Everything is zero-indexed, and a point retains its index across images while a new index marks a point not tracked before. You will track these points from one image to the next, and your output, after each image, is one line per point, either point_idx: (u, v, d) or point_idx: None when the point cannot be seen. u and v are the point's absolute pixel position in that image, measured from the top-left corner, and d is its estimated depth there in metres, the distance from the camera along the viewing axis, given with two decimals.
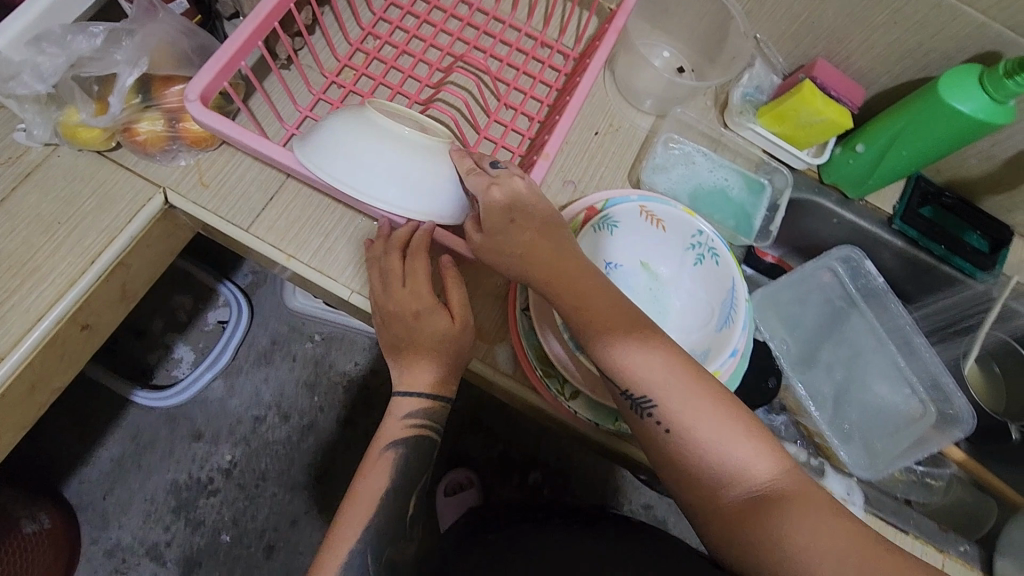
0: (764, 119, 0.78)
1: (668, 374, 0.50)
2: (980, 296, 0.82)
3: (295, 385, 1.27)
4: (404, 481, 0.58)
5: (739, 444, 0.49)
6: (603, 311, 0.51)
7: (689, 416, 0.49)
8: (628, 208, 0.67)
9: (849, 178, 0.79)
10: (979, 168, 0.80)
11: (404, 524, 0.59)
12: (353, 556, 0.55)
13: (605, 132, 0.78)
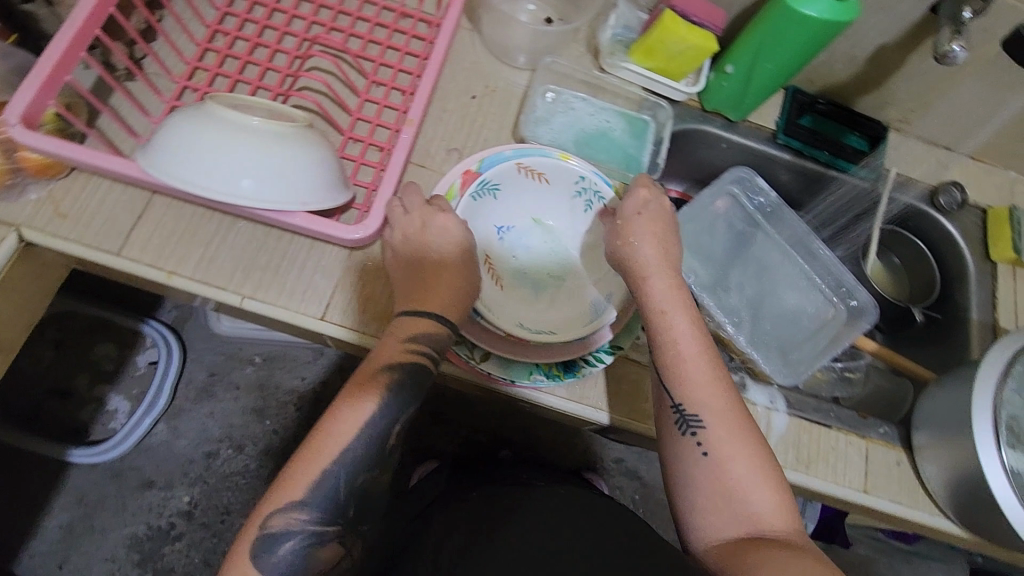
0: (636, 57, 0.79)
1: (724, 408, 0.57)
2: (862, 188, 0.86)
3: (243, 414, 1.22)
4: (388, 411, 0.54)
5: (761, 488, 0.54)
6: (681, 330, 0.58)
7: (730, 448, 0.55)
8: (505, 166, 0.68)
9: (728, 100, 0.81)
10: (844, 72, 0.83)
11: (385, 456, 0.54)
12: (323, 481, 0.51)
13: (482, 94, 0.78)
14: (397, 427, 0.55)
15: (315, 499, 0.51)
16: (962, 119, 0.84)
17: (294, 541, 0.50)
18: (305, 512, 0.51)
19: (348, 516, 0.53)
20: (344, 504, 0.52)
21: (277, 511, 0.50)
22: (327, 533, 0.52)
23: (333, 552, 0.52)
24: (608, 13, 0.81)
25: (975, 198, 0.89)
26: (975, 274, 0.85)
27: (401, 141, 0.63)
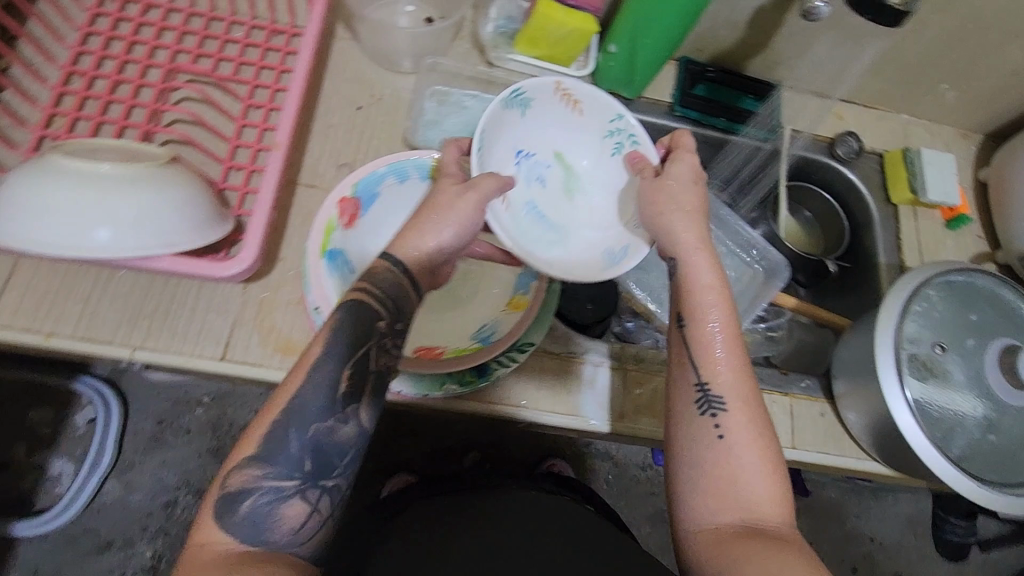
0: (522, 47, 0.78)
1: (746, 398, 0.52)
2: (755, 145, 0.87)
3: (197, 456, 1.15)
4: (338, 355, 0.47)
5: (768, 482, 0.49)
6: (717, 310, 0.53)
7: (747, 436, 0.50)
8: (542, 85, 0.63)
9: (617, 80, 0.81)
10: (729, 38, 0.83)
11: (338, 403, 0.46)
12: (275, 432, 0.45)
13: (368, 104, 0.76)
14: (346, 369, 0.47)
15: (268, 453, 0.45)
16: (847, 70, 0.86)
17: (255, 499, 0.44)
18: (260, 467, 0.45)
19: (308, 469, 0.46)
20: (302, 455, 0.45)
21: (235, 468, 0.45)
22: (288, 489, 0.45)
23: (300, 512, 0.45)
24: (489, 6, 0.80)
25: (871, 145, 0.91)
26: (879, 218, 0.88)
27: (269, 166, 0.59)
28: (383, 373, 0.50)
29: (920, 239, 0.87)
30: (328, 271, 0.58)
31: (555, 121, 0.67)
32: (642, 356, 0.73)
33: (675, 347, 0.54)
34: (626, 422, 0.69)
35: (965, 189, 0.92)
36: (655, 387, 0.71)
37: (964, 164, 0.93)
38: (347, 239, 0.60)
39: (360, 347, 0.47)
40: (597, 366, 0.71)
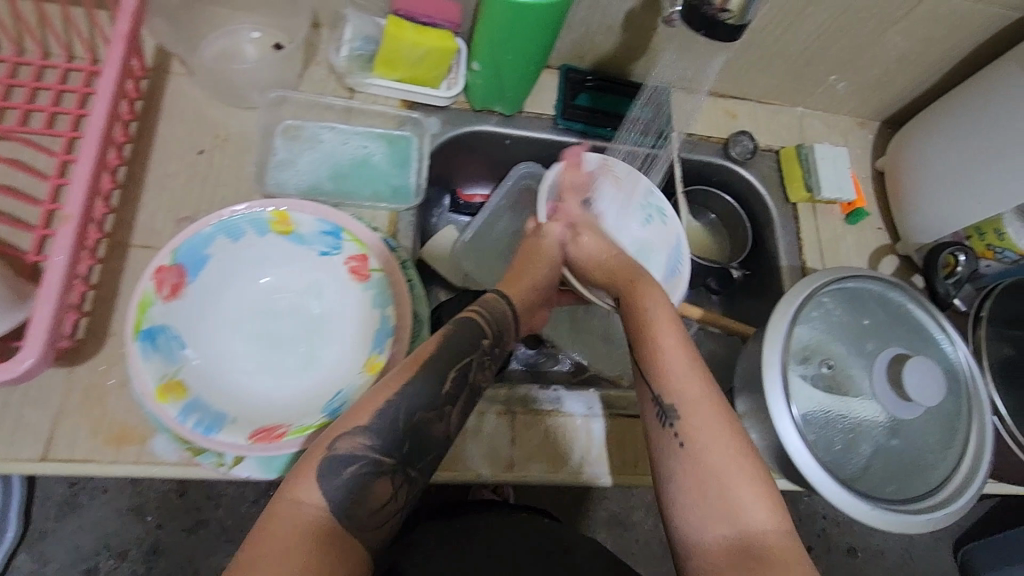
0: (380, 71, 0.71)
1: (702, 398, 0.51)
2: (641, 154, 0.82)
3: (120, 517, 0.98)
4: (440, 368, 0.52)
5: (750, 490, 0.47)
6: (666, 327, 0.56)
7: (710, 442, 0.49)
8: (597, 162, 0.76)
9: (490, 97, 0.75)
10: (607, 43, 0.78)
11: (442, 400, 0.51)
12: (387, 408, 0.49)
13: (212, 146, 0.68)
14: (454, 374, 0.53)
15: (377, 425, 0.48)
16: (734, 69, 0.82)
17: (355, 467, 0.46)
18: (368, 437, 0.48)
19: (403, 450, 0.49)
20: (400, 438, 0.49)
21: (343, 434, 0.47)
22: (384, 465, 0.48)
23: (386, 491, 0.47)
24: (343, 26, 0.72)
25: (767, 142, 0.88)
26: (779, 218, 0.85)
27: (58, 241, 0.52)
28: (478, 390, 0.55)
29: (821, 237, 0.84)
30: (142, 355, 0.50)
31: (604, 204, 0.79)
32: (532, 398, 0.68)
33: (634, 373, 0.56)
34: (517, 472, 0.65)
35: (864, 180, 0.90)
36: (547, 428, 0.67)
37: (862, 154, 0.91)
38: (168, 313, 0.53)
39: (469, 354, 0.54)
40: (483, 414, 0.66)
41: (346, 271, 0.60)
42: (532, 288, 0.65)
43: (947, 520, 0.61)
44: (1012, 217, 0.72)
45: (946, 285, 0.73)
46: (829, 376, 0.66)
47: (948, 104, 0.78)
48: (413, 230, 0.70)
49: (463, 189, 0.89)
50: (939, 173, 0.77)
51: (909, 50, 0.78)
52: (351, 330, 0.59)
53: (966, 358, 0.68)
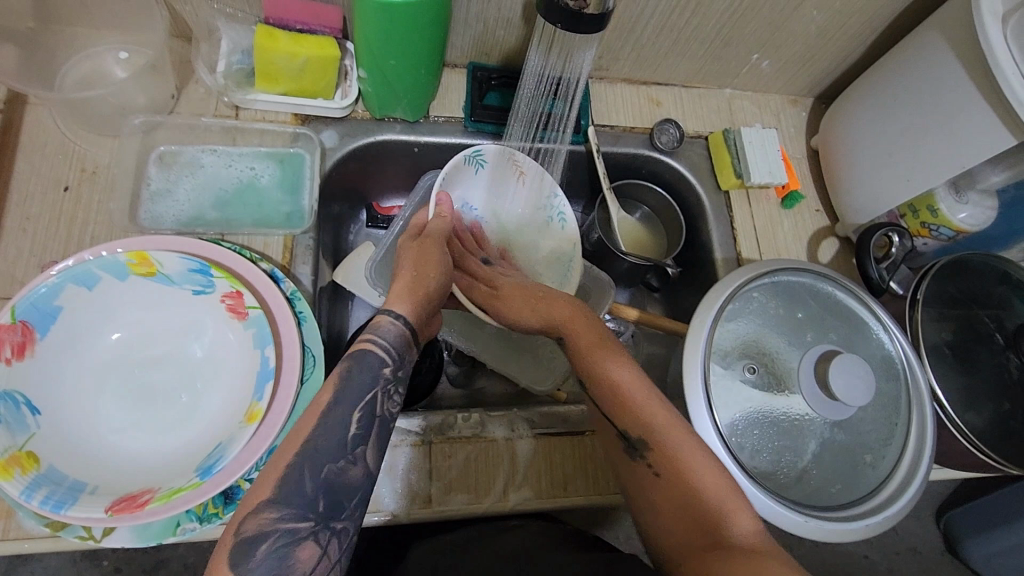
0: (262, 85, 0.66)
1: (654, 404, 0.53)
2: (543, 150, 0.76)
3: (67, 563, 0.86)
4: (342, 407, 0.46)
5: (722, 498, 0.48)
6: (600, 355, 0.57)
7: (677, 457, 0.50)
8: (495, 151, 0.72)
9: (388, 104, 0.70)
10: (510, 37, 0.73)
11: (350, 444, 0.45)
12: (291, 472, 0.42)
13: (79, 182, 0.63)
14: (358, 412, 0.46)
15: (282, 491, 0.42)
16: (649, 53, 0.78)
17: (269, 544, 0.40)
18: (276, 509, 0.41)
19: (321, 509, 0.42)
20: (315, 495, 0.42)
21: (248, 513, 0.41)
22: (302, 531, 0.41)
23: (312, 557, 0.41)
24: (218, 40, 0.67)
25: (695, 128, 0.84)
26: (711, 208, 0.80)
27: None
28: (391, 418, 0.48)
29: (756, 224, 0.80)
30: None
31: (502, 187, 0.75)
32: (449, 425, 0.64)
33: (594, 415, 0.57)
34: (437, 507, 0.61)
35: (799, 160, 0.86)
36: (468, 455, 0.63)
37: (796, 132, 0.87)
38: (14, 379, 0.48)
39: (372, 388, 0.47)
40: (396, 448, 0.62)
41: (224, 310, 0.55)
42: (426, 295, 0.56)
43: (891, 521, 0.57)
44: (945, 192, 0.68)
45: (879, 270, 0.70)
46: (755, 377, 0.62)
47: (873, 77, 0.74)
48: (312, 255, 0.65)
49: (380, 203, 0.83)
50: (869, 149, 0.73)
51: (828, 21, 0.74)
52: (233, 375, 0.54)
53: (902, 348, 0.64)
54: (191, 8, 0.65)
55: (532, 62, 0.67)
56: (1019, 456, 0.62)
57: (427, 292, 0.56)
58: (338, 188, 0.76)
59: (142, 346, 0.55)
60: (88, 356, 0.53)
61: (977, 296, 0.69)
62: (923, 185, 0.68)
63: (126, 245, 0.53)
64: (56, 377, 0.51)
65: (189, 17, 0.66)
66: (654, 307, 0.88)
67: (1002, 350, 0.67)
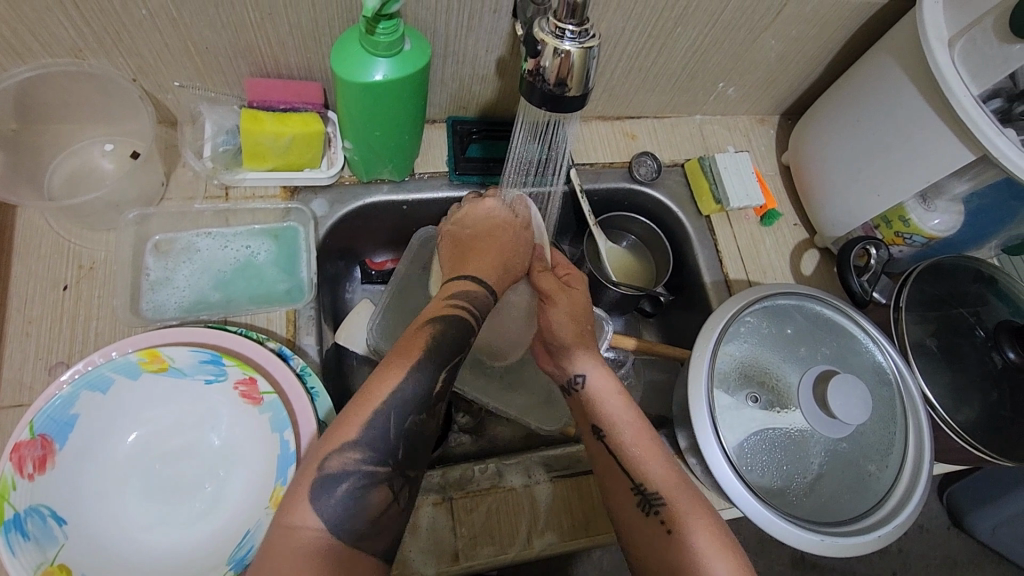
0: (249, 164, 0.67)
1: (618, 406, 0.61)
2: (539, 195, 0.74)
3: None
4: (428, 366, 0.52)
5: (725, 566, 0.50)
6: (619, 409, 0.61)
7: (633, 457, 0.57)
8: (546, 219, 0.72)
9: (374, 169, 0.71)
10: (486, 91, 0.75)
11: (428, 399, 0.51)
12: (377, 420, 0.48)
13: (77, 279, 0.63)
14: (444, 371, 0.52)
15: (366, 437, 0.47)
16: (621, 91, 0.81)
17: (349, 485, 0.46)
18: (358, 452, 0.47)
19: (399, 457, 0.48)
20: (394, 444, 0.48)
21: (334, 453, 0.46)
22: (380, 475, 0.47)
23: (384, 500, 0.47)
24: (201, 124, 0.68)
25: (671, 157, 0.87)
26: (695, 233, 0.83)
27: None
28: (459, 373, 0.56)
29: (739, 245, 0.83)
30: (10, 549, 0.45)
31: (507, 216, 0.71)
32: (468, 478, 0.66)
33: (596, 458, 0.59)
34: (465, 562, 0.62)
35: (773, 177, 0.89)
36: (488, 507, 0.64)
37: (767, 150, 0.90)
38: (38, 492, 0.48)
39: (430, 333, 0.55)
40: (419, 508, 0.63)
41: (238, 396, 0.56)
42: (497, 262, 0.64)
43: (899, 530, 0.60)
44: (914, 203, 0.72)
45: (861, 282, 0.73)
46: (758, 402, 0.64)
47: (833, 97, 0.77)
48: (315, 325, 0.66)
49: (372, 258, 0.84)
50: (838, 165, 0.77)
51: (786, 49, 0.77)
52: (254, 460, 0.55)
53: (892, 360, 0.67)
54: (174, 96, 0.67)
55: (519, 138, 0.66)
56: (1008, 447, 0.65)
57: (501, 261, 0.64)
58: (333, 252, 0.77)
59: (160, 441, 0.56)
60: (106, 458, 0.53)
61: (954, 295, 0.72)
62: (891, 198, 0.71)
63: (136, 343, 0.54)
64: (79, 484, 0.51)
65: (171, 105, 0.68)
66: (651, 333, 0.90)
67: (985, 344, 0.69)
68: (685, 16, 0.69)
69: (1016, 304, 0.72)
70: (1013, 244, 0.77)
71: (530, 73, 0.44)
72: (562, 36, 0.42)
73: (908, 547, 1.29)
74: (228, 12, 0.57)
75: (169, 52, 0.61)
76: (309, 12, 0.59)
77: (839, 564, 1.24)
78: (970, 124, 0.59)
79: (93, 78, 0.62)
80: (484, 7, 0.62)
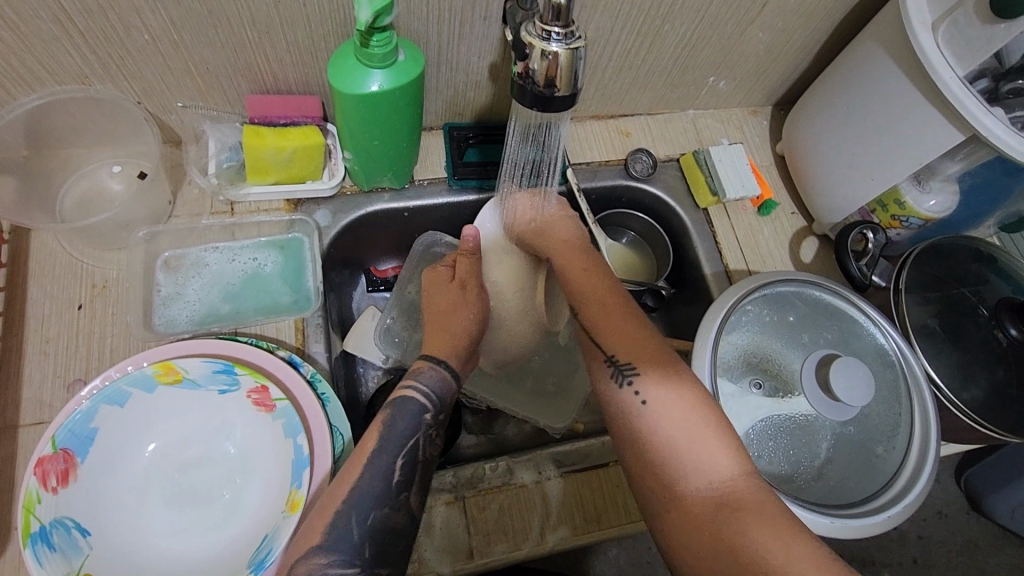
0: (252, 178, 0.69)
1: (596, 288, 0.61)
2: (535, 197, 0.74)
3: None
4: (380, 462, 0.51)
5: (707, 443, 0.50)
6: (609, 297, 0.60)
7: (604, 337, 0.58)
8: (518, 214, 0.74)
9: (375, 176, 0.73)
10: (481, 97, 0.77)
11: (394, 491, 0.50)
12: (336, 521, 0.48)
13: (91, 298, 0.65)
14: (400, 459, 0.52)
15: (327, 538, 0.47)
16: (613, 89, 0.82)
17: None
18: (325, 556, 0.46)
19: (367, 554, 0.48)
20: (361, 543, 0.48)
21: (300, 560, 0.46)
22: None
23: None
24: (205, 142, 0.70)
25: (666, 153, 0.88)
26: (693, 226, 0.84)
27: None
28: (431, 461, 0.54)
29: (738, 236, 0.84)
30: (38, 560, 0.46)
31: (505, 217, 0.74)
32: (480, 477, 0.66)
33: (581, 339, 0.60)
34: (479, 559, 0.62)
35: (768, 167, 0.90)
36: (501, 504, 0.65)
37: (762, 141, 0.91)
38: (62, 505, 0.49)
39: (413, 435, 0.53)
40: (432, 507, 0.64)
41: (251, 404, 0.57)
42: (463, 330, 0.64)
43: (908, 509, 0.60)
44: (909, 185, 0.72)
45: (859, 266, 0.74)
46: (762, 388, 0.65)
47: (823, 86, 0.78)
48: (323, 332, 0.67)
49: (376, 266, 0.85)
50: (832, 151, 0.77)
51: (774, 40, 0.78)
52: (269, 466, 0.57)
53: (894, 342, 0.68)
54: (177, 116, 0.69)
55: (512, 142, 0.66)
56: (1015, 424, 0.65)
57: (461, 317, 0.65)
58: (337, 261, 0.78)
59: (177, 451, 0.57)
60: (126, 470, 0.55)
61: (953, 275, 0.72)
62: (886, 181, 0.72)
63: (151, 356, 0.56)
64: (100, 495, 0.53)
65: (175, 124, 0.70)
66: (655, 327, 0.91)
67: (988, 323, 0.70)
68: (673, 13, 0.70)
69: (1016, 282, 0.72)
70: (1010, 221, 0.77)
71: (520, 76, 0.45)
72: (549, 39, 0.43)
73: (929, 534, 1.29)
74: (227, 31, 0.59)
75: (170, 74, 0.63)
76: (305, 28, 0.60)
77: (859, 552, 1.24)
78: (957, 104, 0.59)
79: (101, 103, 0.64)
80: (474, 15, 0.63)
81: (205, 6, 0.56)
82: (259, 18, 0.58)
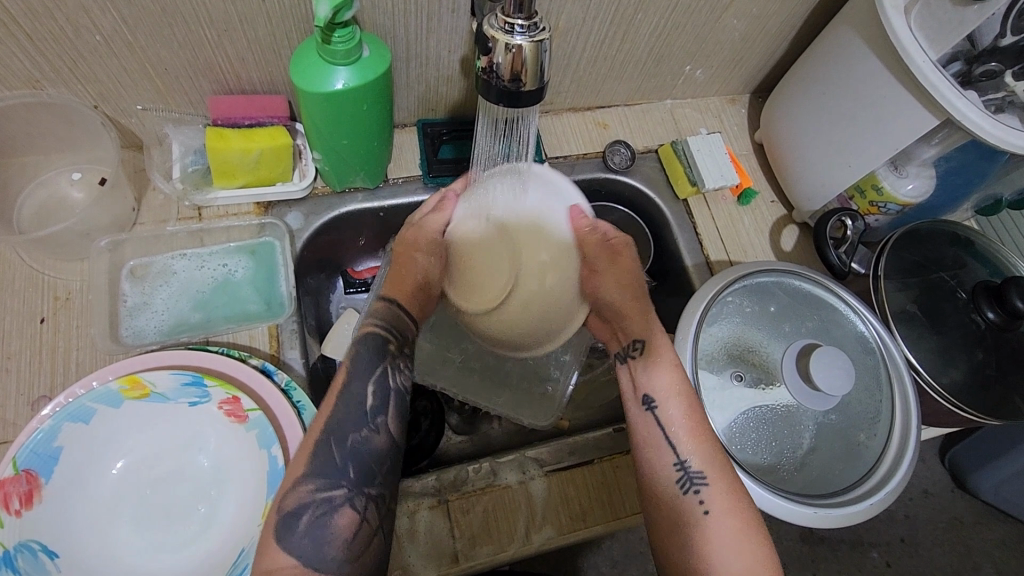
0: (219, 182, 0.67)
1: (673, 382, 0.60)
2: None
3: None
4: (353, 394, 0.53)
5: (744, 549, 0.53)
6: (636, 321, 0.64)
7: (658, 444, 0.58)
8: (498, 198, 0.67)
9: (346, 177, 0.71)
10: (453, 92, 0.75)
11: (371, 415, 0.53)
12: (319, 448, 0.50)
13: (54, 311, 0.63)
14: (371, 388, 0.54)
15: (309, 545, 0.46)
16: (588, 81, 0.81)
17: (310, 515, 0.47)
18: (313, 482, 0.48)
19: (352, 476, 0.50)
20: (346, 466, 0.50)
21: (291, 488, 0.48)
22: (337, 499, 0.48)
23: (351, 523, 0.48)
24: (169, 146, 0.68)
25: (644, 144, 0.87)
26: (673, 218, 0.83)
27: None
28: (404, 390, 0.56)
29: (718, 226, 0.83)
30: None
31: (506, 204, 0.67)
32: (463, 480, 0.65)
33: (641, 425, 0.60)
34: (464, 563, 0.62)
35: (746, 156, 0.89)
36: (485, 506, 0.64)
37: (740, 129, 0.91)
38: (26, 528, 0.48)
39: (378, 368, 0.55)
40: (415, 512, 0.63)
41: (223, 415, 0.56)
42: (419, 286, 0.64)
43: (890, 497, 0.60)
44: (886, 171, 0.72)
45: (838, 254, 0.74)
46: (744, 380, 0.65)
47: (799, 72, 0.78)
48: (298, 338, 0.66)
49: (354, 266, 0.83)
50: (809, 138, 0.77)
51: (749, 27, 0.77)
52: (244, 477, 0.55)
53: (874, 329, 0.67)
54: (138, 120, 0.67)
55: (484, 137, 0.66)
56: (996, 407, 0.66)
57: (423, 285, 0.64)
58: (312, 264, 0.76)
59: (147, 467, 0.56)
60: (95, 488, 0.53)
61: (931, 260, 0.72)
62: (863, 168, 0.71)
63: (117, 371, 0.54)
64: (66, 516, 0.51)
65: (136, 128, 0.67)
66: None
67: (966, 306, 0.70)
68: (645, 2, 0.69)
69: (993, 264, 0.72)
70: (985, 204, 0.77)
71: (484, 71, 0.44)
72: (512, 32, 0.42)
73: (915, 513, 1.31)
74: (182, 30, 0.56)
75: (128, 76, 0.61)
76: (265, 25, 0.58)
77: (848, 535, 1.25)
78: (932, 89, 0.59)
79: (54, 107, 0.61)
80: (442, 8, 0.62)
81: (158, 4, 0.53)
82: (215, 15, 0.56)
